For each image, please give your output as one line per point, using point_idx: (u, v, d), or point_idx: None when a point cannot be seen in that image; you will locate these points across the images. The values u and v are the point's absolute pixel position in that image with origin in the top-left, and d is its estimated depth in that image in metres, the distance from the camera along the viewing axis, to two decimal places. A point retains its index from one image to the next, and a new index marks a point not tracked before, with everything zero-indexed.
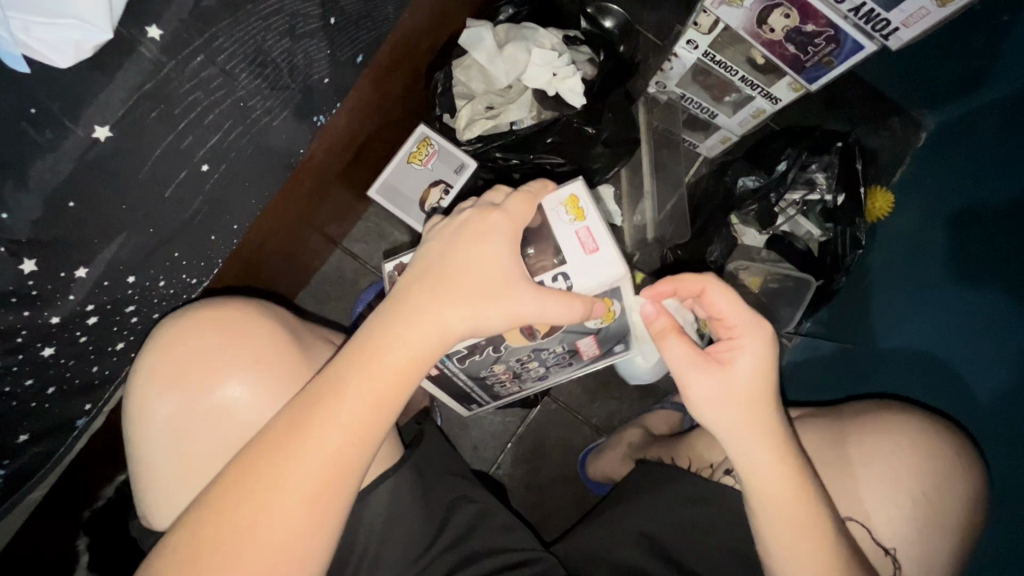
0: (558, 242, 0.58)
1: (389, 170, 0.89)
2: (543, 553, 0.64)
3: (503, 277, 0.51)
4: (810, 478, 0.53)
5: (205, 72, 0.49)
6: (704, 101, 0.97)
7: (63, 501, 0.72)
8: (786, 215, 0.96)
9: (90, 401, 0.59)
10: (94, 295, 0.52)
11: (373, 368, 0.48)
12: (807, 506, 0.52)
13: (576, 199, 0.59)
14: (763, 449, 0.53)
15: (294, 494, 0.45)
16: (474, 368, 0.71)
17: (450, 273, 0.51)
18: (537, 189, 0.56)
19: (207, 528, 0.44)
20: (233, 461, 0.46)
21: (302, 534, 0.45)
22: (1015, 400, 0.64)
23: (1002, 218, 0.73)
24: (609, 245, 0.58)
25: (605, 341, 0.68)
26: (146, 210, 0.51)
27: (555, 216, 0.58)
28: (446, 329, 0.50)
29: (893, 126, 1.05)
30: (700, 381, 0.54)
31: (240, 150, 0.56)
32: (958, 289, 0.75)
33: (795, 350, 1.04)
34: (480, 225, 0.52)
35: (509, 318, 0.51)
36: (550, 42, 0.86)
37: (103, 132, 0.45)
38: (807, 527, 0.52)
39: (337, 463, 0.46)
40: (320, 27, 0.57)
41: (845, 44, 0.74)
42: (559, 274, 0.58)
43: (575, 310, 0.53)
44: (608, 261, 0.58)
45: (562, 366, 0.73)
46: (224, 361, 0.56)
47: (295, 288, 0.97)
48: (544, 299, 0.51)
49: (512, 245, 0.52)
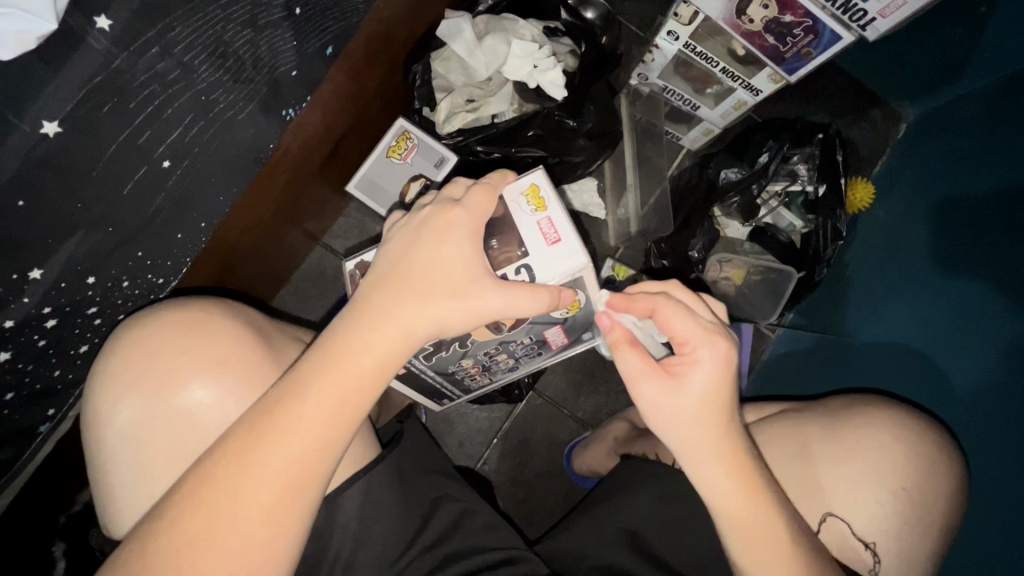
0: (519, 233, 0.58)
1: (368, 165, 0.90)
2: (526, 552, 0.63)
3: (469, 273, 0.51)
4: (768, 493, 0.53)
5: (162, 64, 0.48)
6: (685, 93, 0.96)
7: (33, 510, 0.70)
8: (768, 206, 0.96)
9: (53, 406, 0.58)
10: (51, 297, 0.50)
11: (333, 370, 0.47)
12: (747, 522, 0.52)
13: (537, 188, 0.59)
14: (715, 462, 0.53)
15: (256, 501, 0.44)
16: (441, 364, 0.70)
17: (415, 269, 0.51)
18: (497, 181, 0.56)
19: (161, 543, 0.42)
20: (188, 474, 0.45)
21: (261, 545, 0.44)
22: (996, 394, 0.64)
23: (981, 210, 0.73)
24: (572, 235, 0.59)
25: (573, 329, 0.69)
26: (104, 208, 0.50)
27: (517, 206, 0.59)
28: (413, 330, 0.50)
29: (874, 117, 1.06)
30: (652, 393, 0.54)
31: (203, 145, 0.54)
32: (938, 281, 0.76)
33: (779, 341, 1.04)
34: (440, 220, 0.52)
35: (474, 315, 0.51)
36: (529, 33, 0.85)
37: (53, 128, 0.43)
38: (744, 542, 0.52)
39: (299, 469, 0.45)
40: (284, 16, 0.55)
41: (823, 35, 0.73)
42: (522, 267, 0.58)
43: (542, 300, 0.53)
44: (571, 249, 0.58)
45: (530, 358, 0.74)
46: (185, 362, 0.55)
47: (273, 287, 0.95)
48: (509, 292, 0.52)
49: (474, 240, 0.52)
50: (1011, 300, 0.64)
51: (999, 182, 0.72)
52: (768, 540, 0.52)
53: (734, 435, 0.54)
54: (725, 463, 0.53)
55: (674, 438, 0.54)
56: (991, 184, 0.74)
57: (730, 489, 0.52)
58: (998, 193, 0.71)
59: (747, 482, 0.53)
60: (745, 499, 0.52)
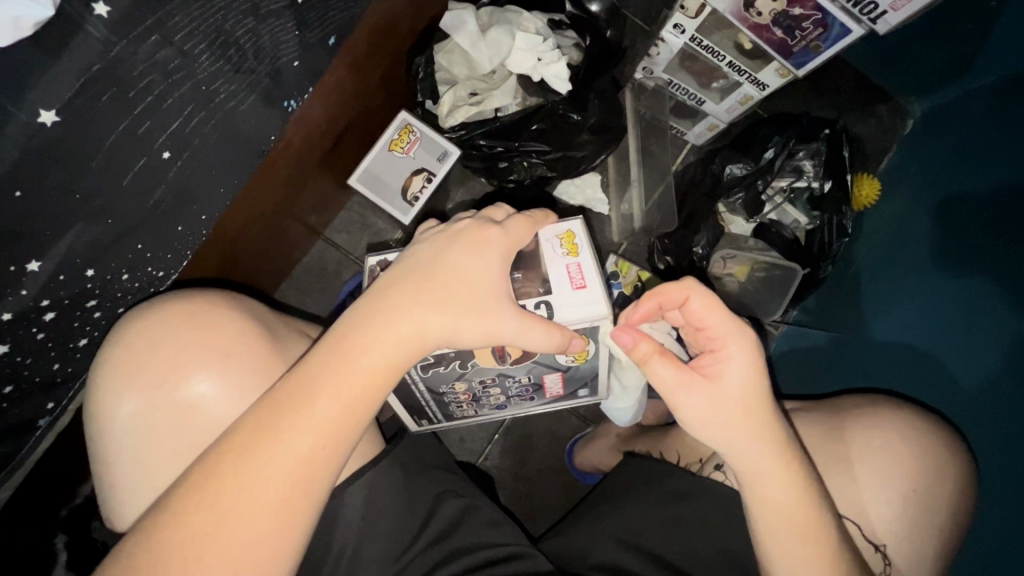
0: (547, 273, 0.58)
1: (370, 158, 0.88)
2: (529, 547, 0.63)
3: (486, 289, 0.51)
4: (815, 484, 0.53)
5: (161, 54, 0.47)
6: (691, 88, 0.95)
7: (34, 503, 0.70)
8: (773, 203, 0.94)
9: (52, 400, 0.58)
10: (49, 289, 0.50)
11: (344, 369, 0.47)
12: (791, 518, 0.51)
13: (573, 235, 0.59)
14: (765, 460, 0.52)
15: (257, 498, 0.43)
16: (435, 381, 0.68)
17: (435, 276, 0.50)
18: (539, 218, 0.57)
19: (164, 534, 0.42)
20: (194, 467, 0.44)
21: (261, 545, 0.43)
22: (1001, 390, 0.64)
23: (989, 206, 0.72)
24: (597, 284, 0.58)
25: (571, 380, 0.71)
26: (104, 200, 0.49)
27: (549, 248, 0.58)
28: (425, 332, 0.49)
29: (880, 113, 1.05)
30: (694, 399, 0.52)
31: (204, 136, 0.54)
32: (944, 278, 0.75)
33: (783, 338, 1.03)
34: (477, 235, 0.52)
35: (486, 334, 0.51)
36: (534, 26, 0.84)
37: (50, 117, 0.43)
38: (792, 541, 0.51)
39: (306, 466, 0.45)
40: (285, 6, 0.54)
41: (832, 28, 0.72)
42: (541, 303, 0.57)
43: (555, 339, 0.53)
44: (593, 300, 0.57)
45: (522, 398, 0.74)
46: (192, 356, 0.54)
47: (274, 281, 0.95)
48: (525, 323, 0.51)
49: (503, 263, 0.52)
50: (1015, 298, 0.64)
51: (1007, 177, 0.72)
52: (814, 535, 0.51)
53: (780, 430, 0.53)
54: (770, 461, 0.52)
55: (720, 442, 0.53)
56: (997, 181, 0.73)
57: (774, 486, 0.52)
58: (1007, 189, 0.71)
59: (796, 476, 0.52)
60: (792, 497, 0.51)
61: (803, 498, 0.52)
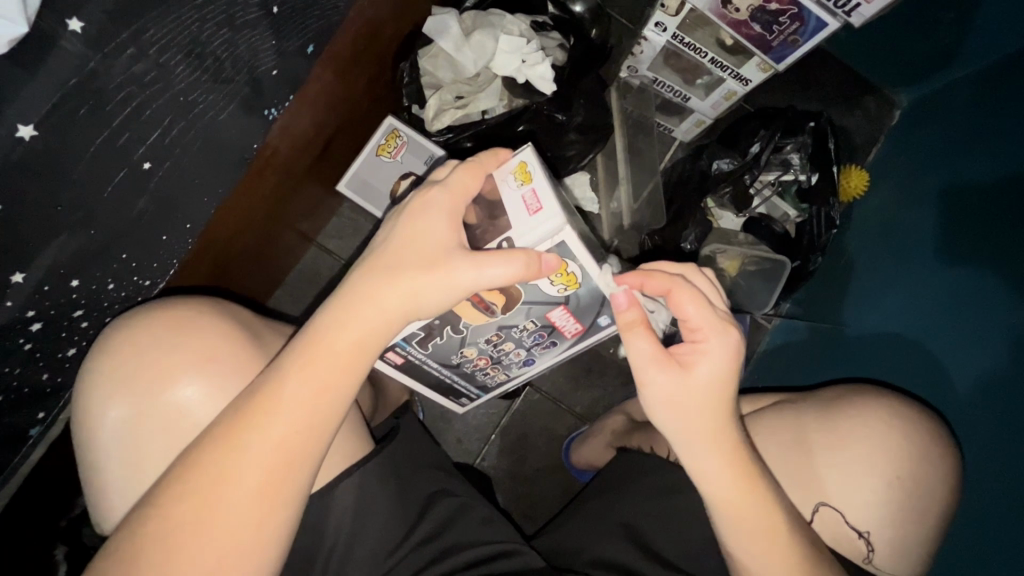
0: (506, 211, 0.54)
1: (358, 164, 0.91)
2: (522, 545, 0.64)
3: (440, 248, 0.50)
4: (763, 479, 0.55)
5: (137, 66, 0.48)
6: (676, 85, 0.96)
7: (32, 514, 0.70)
8: (762, 195, 0.95)
9: (43, 409, 0.59)
10: (34, 299, 0.51)
11: (315, 356, 0.48)
12: (738, 514, 0.53)
13: (525, 165, 0.54)
14: (712, 457, 0.53)
15: (239, 489, 0.45)
16: (442, 354, 0.69)
17: (394, 248, 0.51)
18: (485, 159, 0.54)
19: (149, 527, 0.44)
20: (177, 461, 0.46)
21: (247, 532, 0.45)
22: (1000, 387, 0.64)
23: (994, 197, 0.70)
24: (553, 205, 0.52)
25: (580, 312, 0.63)
26: (84, 212, 0.50)
27: (503, 183, 0.54)
28: (388, 308, 0.49)
29: (867, 104, 1.05)
30: (655, 378, 0.53)
31: (184, 148, 0.55)
32: (945, 272, 0.74)
33: (775, 331, 1.02)
34: (421, 199, 0.52)
35: (449, 290, 0.50)
36: (517, 28, 0.84)
37: (29, 132, 0.44)
38: (742, 535, 0.54)
39: (284, 455, 0.46)
40: (261, 16, 0.55)
41: (808, 22, 0.73)
42: (504, 241, 0.54)
43: (516, 267, 0.50)
44: (550, 219, 0.52)
45: (543, 346, 0.70)
46: (175, 361, 0.55)
47: (268, 288, 0.96)
48: (481, 260, 0.49)
49: (452, 220, 0.51)
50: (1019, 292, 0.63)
51: (1009, 170, 0.70)
52: (764, 529, 0.53)
53: (730, 431, 0.54)
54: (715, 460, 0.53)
55: (677, 430, 0.54)
56: (996, 173, 0.72)
57: (722, 485, 0.53)
58: (1011, 180, 0.69)
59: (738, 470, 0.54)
60: (739, 495, 0.53)
61: (751, 491, 0.54)
